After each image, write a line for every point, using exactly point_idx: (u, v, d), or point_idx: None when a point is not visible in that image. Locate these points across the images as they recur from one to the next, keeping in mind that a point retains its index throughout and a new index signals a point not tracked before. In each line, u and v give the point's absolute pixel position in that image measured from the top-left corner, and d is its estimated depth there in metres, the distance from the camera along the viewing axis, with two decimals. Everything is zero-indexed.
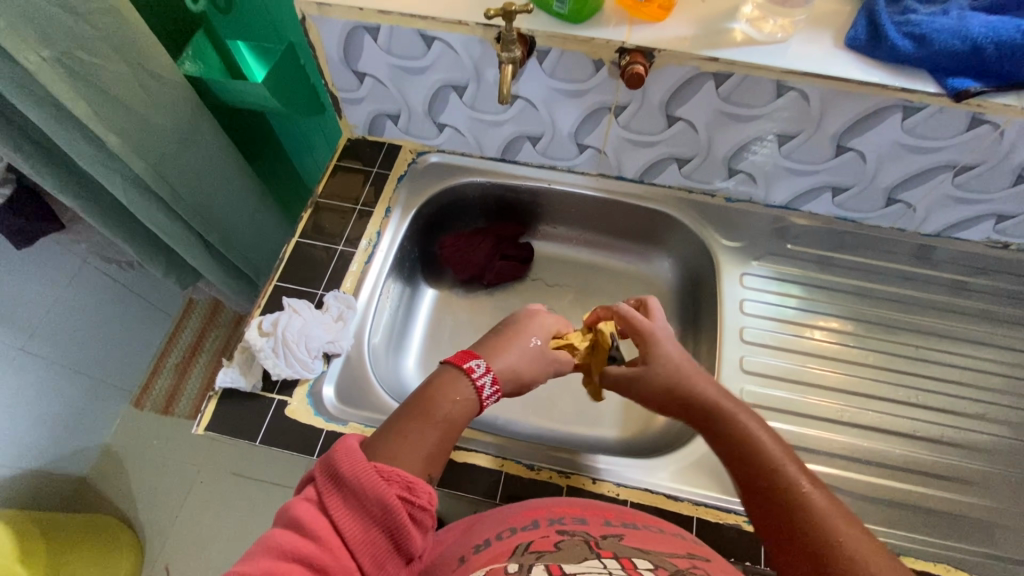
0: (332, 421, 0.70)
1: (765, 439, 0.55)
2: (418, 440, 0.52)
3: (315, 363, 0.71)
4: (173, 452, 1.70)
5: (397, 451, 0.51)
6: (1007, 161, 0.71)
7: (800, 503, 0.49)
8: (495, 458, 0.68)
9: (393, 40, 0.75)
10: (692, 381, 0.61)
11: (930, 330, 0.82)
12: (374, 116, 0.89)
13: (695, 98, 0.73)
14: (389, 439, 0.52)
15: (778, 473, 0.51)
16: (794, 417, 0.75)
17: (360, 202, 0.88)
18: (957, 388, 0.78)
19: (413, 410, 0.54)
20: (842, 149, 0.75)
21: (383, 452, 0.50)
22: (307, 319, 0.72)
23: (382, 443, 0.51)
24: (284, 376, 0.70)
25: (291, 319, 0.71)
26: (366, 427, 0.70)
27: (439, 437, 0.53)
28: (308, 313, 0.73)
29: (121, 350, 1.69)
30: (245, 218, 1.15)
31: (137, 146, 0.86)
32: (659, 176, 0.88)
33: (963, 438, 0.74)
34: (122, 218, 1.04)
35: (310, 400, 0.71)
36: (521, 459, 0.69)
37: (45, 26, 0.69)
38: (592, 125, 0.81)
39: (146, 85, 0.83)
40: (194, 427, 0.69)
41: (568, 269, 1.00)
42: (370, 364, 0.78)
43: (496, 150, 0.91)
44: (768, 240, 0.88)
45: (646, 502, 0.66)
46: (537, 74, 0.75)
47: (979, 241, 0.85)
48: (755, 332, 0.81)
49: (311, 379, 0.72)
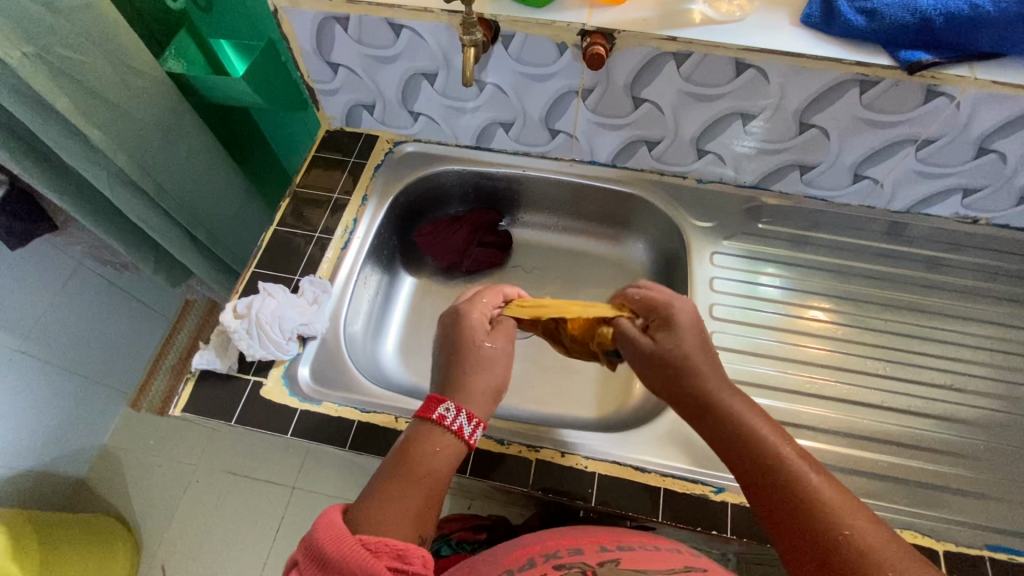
0: (306, 401, 0.71)
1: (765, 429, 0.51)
2: (404, 503, 0.51)
3: (290, 345, 0.73)
4: (170, 452, 1.72)
5: (383, 518, 0.49)
6: (967, 133, 0.72)
7: (811, 499, 0.46)
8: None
9: (363, 29, 0.77)
10: (700, 362, 0.56)
11: (899, 305, 0.84)
12: (351, 108, 0.91)
13: (658, 78, 0.74)
14: (375, 507, 0.50)
15: (783, 466, 0.48)
16: (763, 390, 0.77)
17: (337, 191, 0.90)
18: (926, 359, 0.79)
19: (398, 474, 0.53)
20: (805, 126, 0.76)
21: (369, 522, 0.49)
22: (281, 301, 0.73)
23: (367, 513, 0.50)
24: (258, 357, 0.71)
25: (265, 302, 0.72)
26: (339, 406, 0.71)
27: (424, 496, 0.52)
28: (283, 297, 0.74)
29: (117, 351, 1.71)
30: (230, 213, 1.17)
31: (119, 140, 0.88)
32: (631, 159, 0.89)
33: (934, 408, 0.75)
34: (109, 214, 1.06)
35: (285, 381, 0.72)
36: (492, 435, 0.70)
37: (23, 22, 0.71)
38: (561, 109, 0.83)
39: (125, 80, 0.85)
40: (172, 409, 0.71)
41: (546, 255, 1.01)
42: (346, 347, 0.80)
43: (471, 138, 0.92)
44: (739, 220, 0.89)
45: (614, 473, 0.67)
46: (503, 59, 0.76)
47: (949, 217, 0.86)
48: (726, 309, 0.83)
49: (287, 361, 0.73)
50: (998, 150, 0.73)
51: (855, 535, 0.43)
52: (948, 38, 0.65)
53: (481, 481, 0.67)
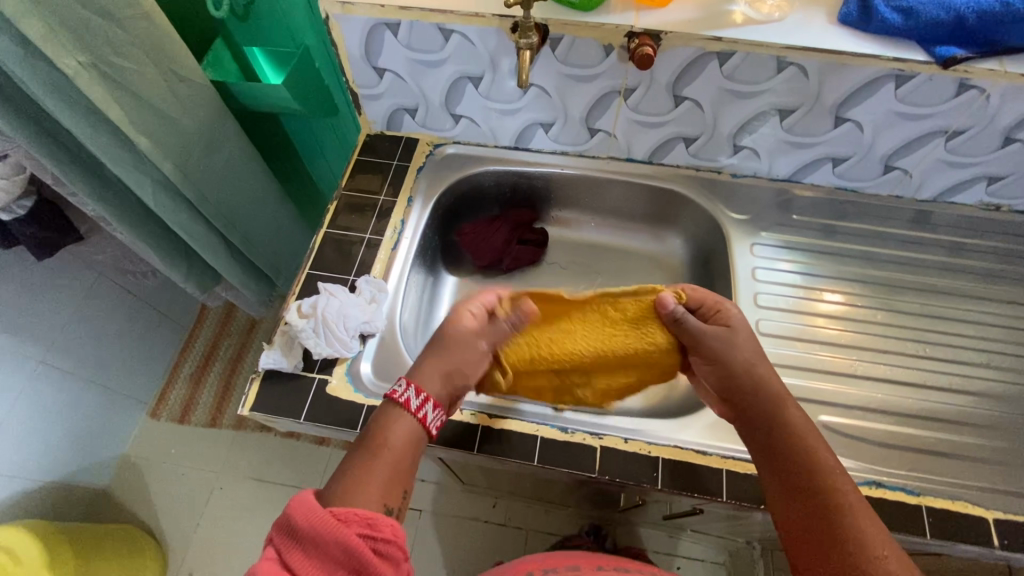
0: (372, 397, 0.73)
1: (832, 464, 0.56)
2: (368, 476, 0.55)
3: (353, 343, 0.75)
4: (192, 460, 1.70)
5: (349, 492, 0.53)
6: (995, 124, 0.75)
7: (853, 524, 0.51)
8: (530, 423, 0.72)
9: (413, 35, 0.79)
10: (787, 398, 0.61)
11: (933, 289, 0.87)
12: (393, 111, 0.93)
13: (701, 77, 0.77)
14: (344, 483, 0.54)
15: (838, 493, 0.53)
16: (808, 373, 0.80)
17: (383, 192, 0.92)
18: (961, 340, 0.83)
19: (365, 453, 0.57)
20: (841, 120, 0.79)
21: (338, 495, 0.53)
22: (344, 300, 0.76)
23: (342, 487, 0.54)
24: (325, 355, 0.73)
25: (329, 301, 0.75)
26: None
27: (388, 470, 0.56)
28: (344, 296, 0.77)
29: (137, 359, 1.70)
30: (263, 218, 1.18)
31: (165, 147, 0.88)
32: (667, 156, 0.92)
33: (973, 386, 0.78)
34: (144, 220, 1.07)
35: (350, 378, 0.74)
36: (555, 424, 0.72)
37: (81, 31, 0.71)
38: (603, 109, 0.85)
39: (172, 88, 0.86)
40: (240, 408, 0.72)
41: (583, 252, 1.04)
42: (403, 344, 0.82)
43: (511, 139, 0.95)
44: (772, 213, 0.92)
45: (677, 457, 0.69)
46: (550, 62, 0.79)
47: (973, 204, 0.90)
48: (768, 298, 0.86)
49: (349, 358, 0.75)
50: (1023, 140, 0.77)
51: (855, 519, 0.52)
52: (980, 34, 0.68)
53: (548, 469, 0.70)
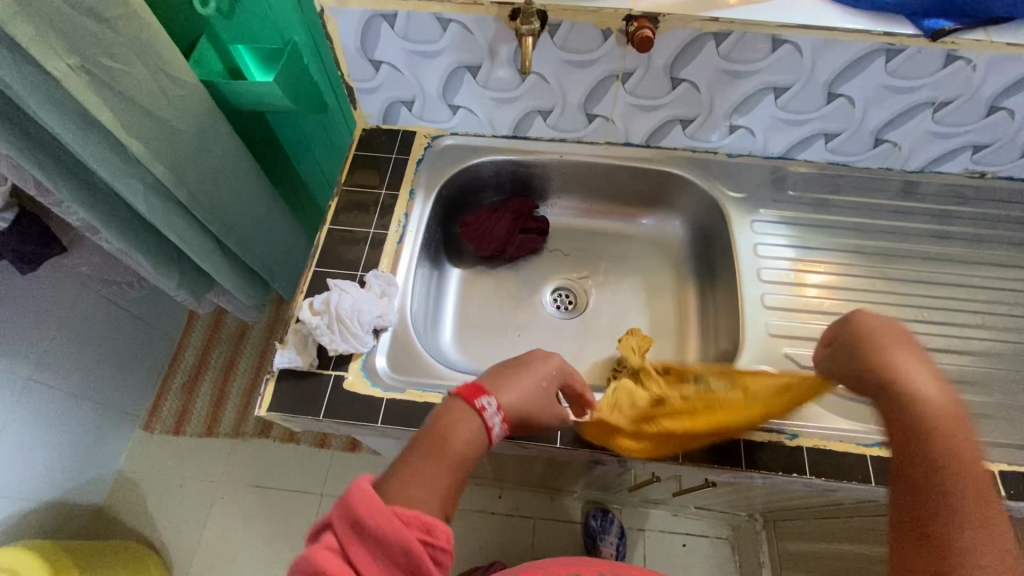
0: (390, 390, 0.72)
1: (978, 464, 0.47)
2: (433, 478, 0.53)
3: (367, 337, 0.75)
4: (191, 471, 1.67)
5: (410, 491, 0.52)
6: (980, 93, 0.78)
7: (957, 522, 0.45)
8: None
9: (410, 25, 0.78)
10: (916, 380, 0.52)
11: (925, 256, 0.90)
12: (389, 104, 0.93)
13: (698, 58, 0.78)
14: (405, 481, 0.53)
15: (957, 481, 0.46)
16: (814, 342, 0.82)
17: (384, 187, 0.92)
18: (955, 303, 0.86)
19: (426, 451, 0.55)
20: (833, 95, 0.81)
21: (400, 495, 0.52)
22: (356, 295, 0.76)
23: (401, 487, 0.52)
24: (340, 351, 0.73)
25: (341, 297, 0.74)
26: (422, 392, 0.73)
27: (453, 475, 0.55)
28: (355, 291, 0.76)
29: (127, 373, 1.65)
30: (258, 220, 1.16)
31: (158, 150, 0.86)
32: (665, 138, 0.94)
33: (968, 346, 0.82)
34: (135, 227, 1.04)
35: (366, 373, 0.74)
36: (574, 406, 0.73)
37: (69, 33, 0.69)
38: (601, 94, 0.86)
39: (164, 89, 0.83)
40: (257, 410, 0.71)
41: (583, 238, 1.05)
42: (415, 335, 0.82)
43: (509, 128, 0.95)
44: (768, 189, 0.95)
45: None
46: (548, 48, 0.79)
47: (958, 172, 0.94)
48: (771, 273, 0.88)
49: (364, 354, 0.75)
50: (1006, 108, 0.80)
51: (976, 547, 0.43)
52: (966, 6, 0.71)
53: (570, 450, 0.71)
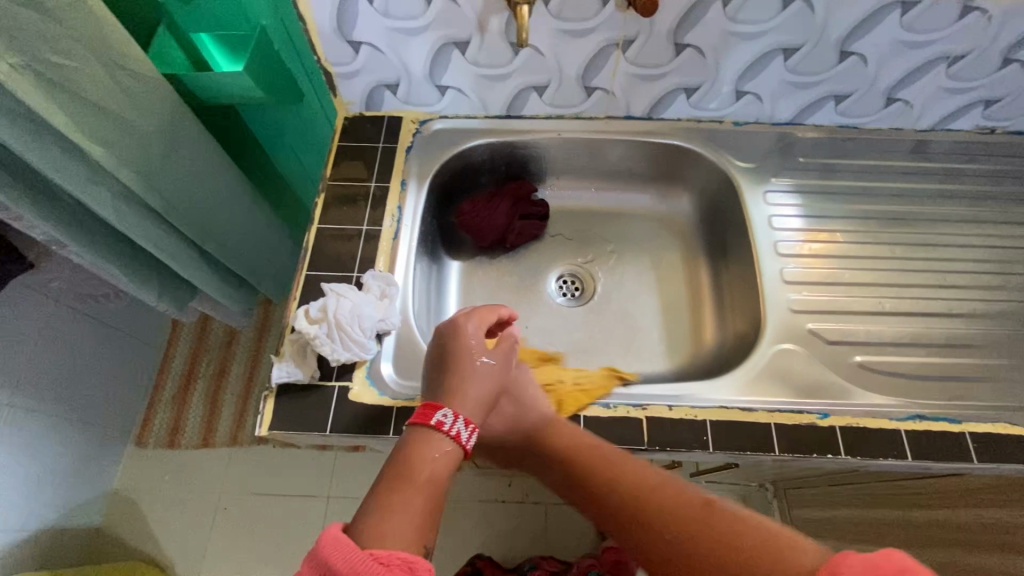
0: (400, 398, 0.68)
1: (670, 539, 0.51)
2: (407, 508, 0.51)
3: (371, 343, 0.70)
4: (189, 484, 1.62)
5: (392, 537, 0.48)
6: (997, 44, 0.75)
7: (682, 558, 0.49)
8: (571, 404, 0.69)
9: (391, 0, 0.72)
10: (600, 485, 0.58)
11: (939, 218, 0.87)
12: (372, 89, 0.87)
13: (703, 21, 0.73)
14: (375, 514, 0.50)
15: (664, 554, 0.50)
16: (834, 315, 0.79)
17: (374, 179, 0.86)
18: (973, 265, 0.83)
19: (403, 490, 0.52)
20: (846, 54, 0.77)
21: (373, 533, 0.48)
22: (355, 299, 0.70)
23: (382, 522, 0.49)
24: (343, 360, 0.68)
25: (339, 302, 0.69)
26: None
27: (427, 502, 0.52)
28: (354, 295, 0.71)
29: (113, 389, 1.58)
30: (239, 221, 1.09)
31: (123, 154, 0.79)
32: (667, 110, 0.89)
33: (989, 309, 0.80)
34: (105, 237, 0.97)
35: (372, 382, 0.69)
36: (596, 400, 0.69)
37: (10, 28, 0.61)
38: (600, 65, 0.81)
39: (125, 87, 0.76)
40: (258, 429, 0.66)
41: (585, 220, 1.00)
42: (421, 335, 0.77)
43: (502, 107, 0.89)
44: (777, 158, 0.90)
45: (725, 418, 0.68)
46: (541, 17, 0.73)
47: (969, 129, 0.91)
48: (786, 245, 0.84)
49: (368, 361, 0.71)
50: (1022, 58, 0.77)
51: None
52: None
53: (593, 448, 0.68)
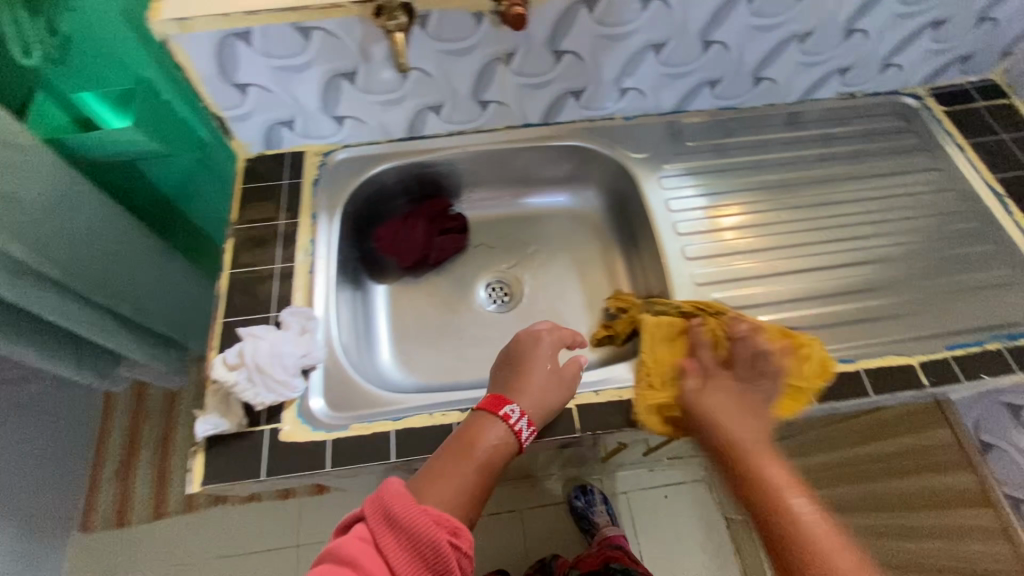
0: (332, 430, 0.68)
1: (807, 516, 0.54)
2: (453, 473, 0.60)
3: (295, 381, 0.69)
4: (146, 564, 1.52)
5: (426, 511, 0.54)
6: (834, 18, 0.85)
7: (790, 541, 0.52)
8: None
9: (269, 41, 0.76)
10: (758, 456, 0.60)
11: (820, 179, 0.96)
12: (269, 128, 0.89)
13: (573, 28, 0.80)
14: (421, 485, 0.59)
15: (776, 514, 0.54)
16: (738, 280, 0.85)
17: (283, 216, 0.86)
18: (856, 217, 0.91)
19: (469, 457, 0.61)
20: (708, 43, 0.86)
21: (428, 493, 0.58)
22: (273, 340, 0.69)
23: (432, 487, 0.59)
24: (268, 404, 0.67)
25: (255, 346, 0.68)
26: (367, 424, 0.68)
27: (480, 473, 0.61)
28: (271, 335, 0.70)
29: (45, 477, 1.47)
30: (153, 277, 1.06)
31: (15, 230, 0.76)
32: (562, 114, 0.95)
33: (874, 254, 0.88)
34: (5, 317, 0.91)
35: (303, 419, 0.69)
36: None
37: None
38: (488, 80, 0.86)
39: (13, 161, 0.72)
40: (187, 486, 0.65)
41: (504, 227, 1.03)
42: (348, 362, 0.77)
43: (405, 129, 0.93)
44: (667, 144, 0.96)
45: (648, 393, 0.72)
46: (422, 41, 0.78)
47: (834, 96, 1.01)
48: (686, 225, 0.90)
49: (296, 399, 0.70)
50: (861, 29, 0.88)
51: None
52: None
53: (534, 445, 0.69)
